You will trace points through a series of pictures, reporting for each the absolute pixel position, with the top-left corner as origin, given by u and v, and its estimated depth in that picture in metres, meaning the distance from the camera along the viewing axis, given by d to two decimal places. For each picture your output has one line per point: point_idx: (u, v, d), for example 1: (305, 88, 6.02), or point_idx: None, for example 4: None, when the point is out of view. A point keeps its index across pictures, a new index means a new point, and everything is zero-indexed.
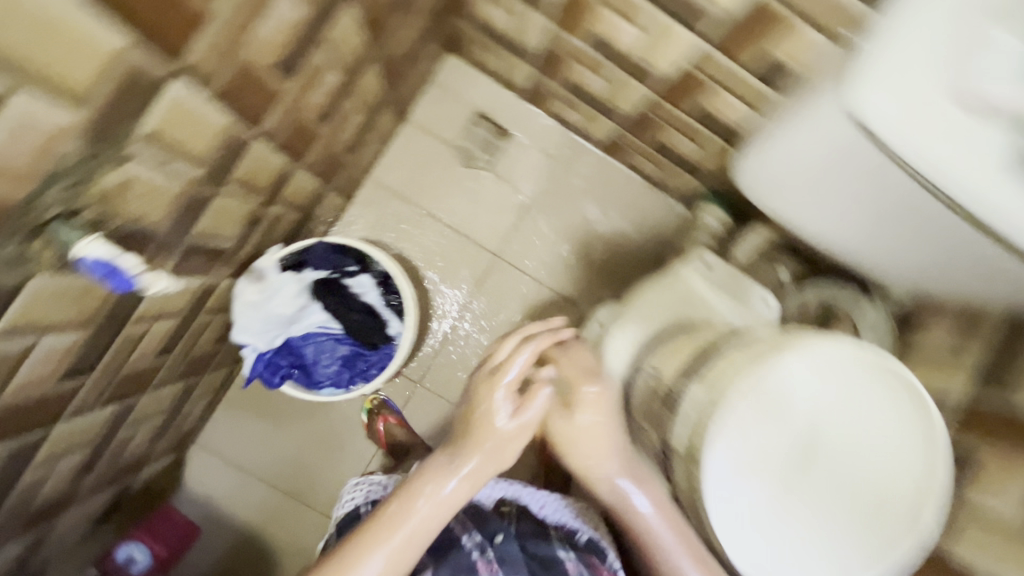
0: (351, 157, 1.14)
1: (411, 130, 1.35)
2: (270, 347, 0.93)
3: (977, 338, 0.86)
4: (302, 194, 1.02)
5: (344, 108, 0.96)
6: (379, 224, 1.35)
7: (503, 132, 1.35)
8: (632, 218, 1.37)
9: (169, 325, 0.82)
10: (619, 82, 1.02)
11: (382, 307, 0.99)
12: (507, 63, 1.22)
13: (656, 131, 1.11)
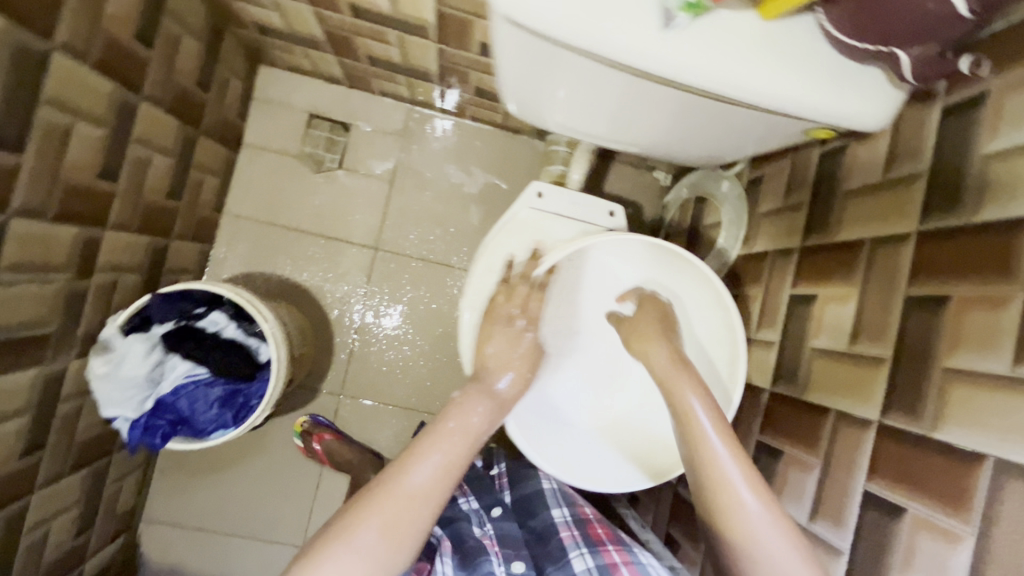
0: (186, 202, 1.13)
1: (247, 154, 1.30)
2: (141, 410, 0.92)
3: (801, 186, 0.86)
4: (134, 254, 1.01)
5: (134, 156, 0.93)
6: (251, 257, 1.31)
7: (342, 126, 1.33)
8: (492, 170, 1.34)
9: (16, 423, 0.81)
10: (399, 51, 1.02)
11: (242, 338, 1.00)
12: (316, 61, 1.20)
13: (461, 82, 1.11)
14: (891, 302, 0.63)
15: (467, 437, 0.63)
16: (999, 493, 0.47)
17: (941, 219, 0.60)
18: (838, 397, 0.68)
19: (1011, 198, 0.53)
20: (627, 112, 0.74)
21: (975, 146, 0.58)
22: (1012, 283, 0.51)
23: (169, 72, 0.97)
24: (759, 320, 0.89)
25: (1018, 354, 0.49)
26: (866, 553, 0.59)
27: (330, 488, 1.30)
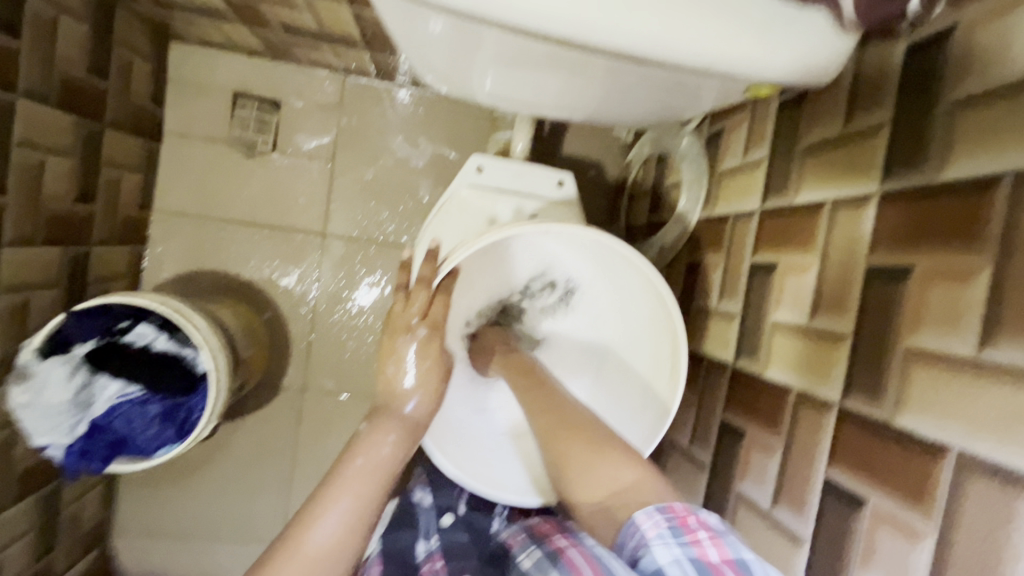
0: (102, 202, 1.03)
1: (170, 144, 1.18)
2: (73, 435, 0.85)
3: (763, 140, 0.78)
4: (45, 268, 0.92)
5: (21, 161, 0.84)
6: (188, 257, 1.19)
7: (272, 104, 1.19)
8: (439, 140, 1.23)
9: None
10: (308, 15, 0.90)
11: (176, 349, 0.94)
12: (227, 33, 1.07)
13: (386, 48, 1.00)
14: (853, 274, 0.57)
15: (383, 465, 0.58)
16: (960, 489, 0.43)
17: (903, 178, 0.53)
18: (803, 378, 0.63)
19: (979, 152, 0.46)
20: (544, 83, 0.67)
21: (942, 90, 0.51)
22: (978, 253, 0.45)
23: (49, 61, 0.86)
24: (721, 291, 0.83)
25: (984, 335, 0.43)
26: (825, 545, 0.55)
27: (304, 487, 1.27)
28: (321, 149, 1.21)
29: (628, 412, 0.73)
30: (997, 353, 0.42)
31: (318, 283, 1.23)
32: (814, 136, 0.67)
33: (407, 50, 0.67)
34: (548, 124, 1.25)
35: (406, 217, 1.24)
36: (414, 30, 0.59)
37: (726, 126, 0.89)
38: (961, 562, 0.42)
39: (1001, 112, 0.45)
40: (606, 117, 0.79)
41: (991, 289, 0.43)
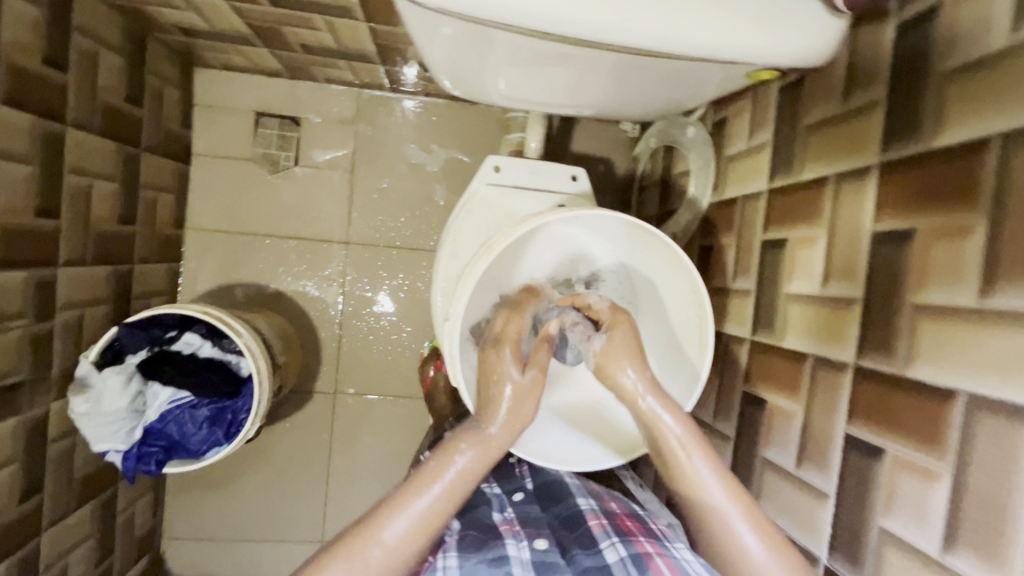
0: (142, 222, 1.10)
1: (199, 164, 1.24)
2: (131, 441, 0.91)
3: (766, 123, 0.82)
4: (96, 287, 0.98)
5: (71, 186, 0.90)
6: (222, 270, 1.25)
7: (292, 121, 1.26)
8: (452, 145, 1.28)
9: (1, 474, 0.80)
10: (327, 33, 0.96)
11: (220, 354, 0.99)
12: (249, 56, 1.13)
13: (400, 60, 1.05)
14: (861, 241, 0.61)
15: (451, 485, 0.60)
16: (972, 426, 0.46)
17: (900, 148, 0.57)
18: (819, 343, 0.66)
19: (968, 118, 0.50)
20: (557, 79, 0.71)
21: (930, 64, 0.55)
22: (973, 210, 0.48)
23: (92, 93, 0.92)
24: (735, 270, 0.86)
25: (984, 284, 0.47)
26: (850, 496, 0.59)
27: (342, 486, 1.31)
28: (340, 160, 1.27)
29: (664, 375, 0.77)
30: (997, 300, 0.46)
31: (345, 289, 1.28)
32: (815, 115, 0.71)
33: (427, 56, 0.71)
34: (555, 124, 1.30)
35: (424, 222, 1.29)
36: (435, 39, 0.64)
37: (729, 113, 0.93)
38: (975, 493, 0.46)
39: (986, 79, 0.49)
40: (615, 111, 0.83)
41: (987, 242, 0.47)
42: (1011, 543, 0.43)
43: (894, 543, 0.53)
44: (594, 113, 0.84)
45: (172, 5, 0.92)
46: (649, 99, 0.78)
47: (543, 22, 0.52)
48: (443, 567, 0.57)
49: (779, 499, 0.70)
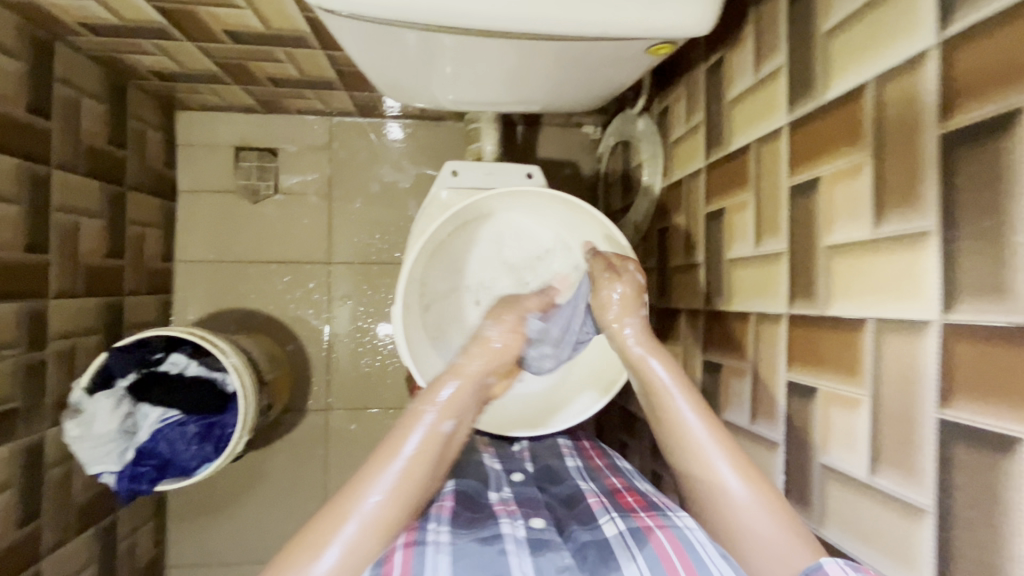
0: (130, 257, 1.15)
1: (185, 200, 1.31)
2: (124, 462, 0.94)
3: (699, 106, 0.87)
4: (87, 319, 1.03)
5: (58, 224, 0.96)
6: (211, 299, 1.30)
7: (269, 151, 1.33)
8: (422, 163, 1.35)
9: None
10: (289, 64, 1.03)
11: (205, 371, 1.03)
12: (222, 94, 1.21)
13: (361, 84, 1.12)
14: (781, 198, 0.64)
15: (439, 432, 0.58)
16: (880, 348, 0.49)
17: (802, 106, 0.61)
18: (757, 301, 0.69)
19: (850, 69, 0.54)
20: (507, 72, 0.70)
21: (817, 26, 0.59)
22: (861, 149, 0.52)
23: (74, 137, 0.99)
24: (687, 246, 0.90)
25: (876, 214, 0.50)
26: (796, 441, 0.60)
27: None
28: (317, 185, 1.33)
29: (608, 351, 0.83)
30: (888, 226, 0.48)
31: (331, 307, 1.33)
32: (736, 90, 0.75)
33: (367, 69, 0.70)
34: (520, 133, 1.36)
35: (402, 237, 1.34)
36: (377, 49, 0.64)
37: (669, 102, 0.98)
38: (889, 411, 0.48)
39: (859, 31, 0.53)
40: (566, 104, 0.82)
41: (874, 176, 0.50)
42: (921, 451, 0.45)
43: (833, 476, 0.54)
44: (547, 107, 0.83)
45: (144, 51, 1.00)
46: (591, 95, 0.78)
47: (471, 18, 0.53)
48: (435, 541, 0.53)
49: None
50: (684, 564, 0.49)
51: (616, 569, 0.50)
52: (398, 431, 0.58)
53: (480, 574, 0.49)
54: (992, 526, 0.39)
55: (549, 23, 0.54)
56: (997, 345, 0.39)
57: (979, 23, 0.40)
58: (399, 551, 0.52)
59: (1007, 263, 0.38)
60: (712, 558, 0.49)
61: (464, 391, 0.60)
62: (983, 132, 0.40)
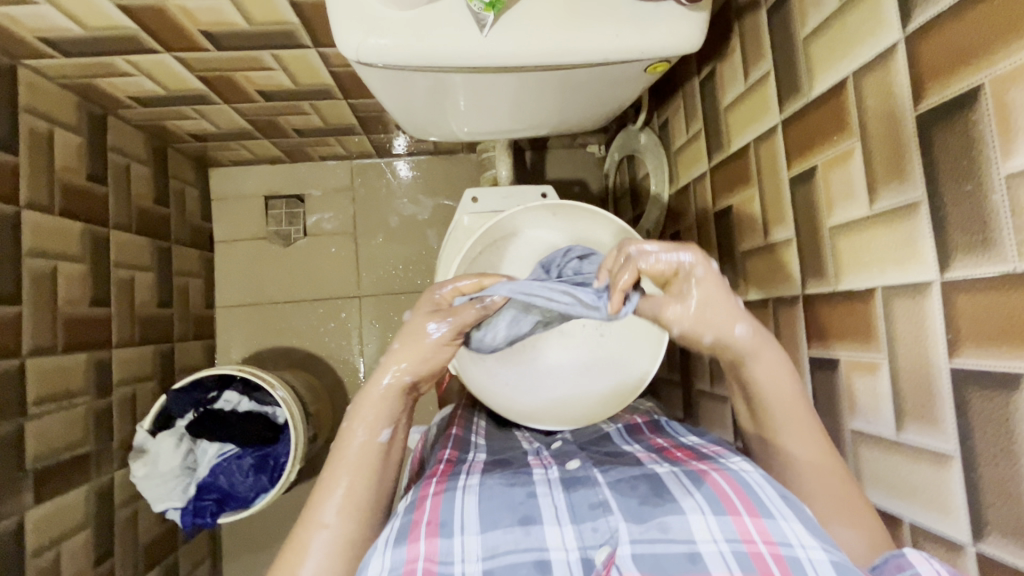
0: (177, 306, 1.23)
1: (222, 249, 1.40)
2: (187, 497, 0.99)
3: (696, 114, 0.93)
4: (144, 365, 1.11)
5: (117, 279, 1.05)
6: (252, 339, 1.38)
7: (297, 198, 1.42)
8: (439, 194, 1.43)
9: (77, 536, 0.89)
10: (315, 116, 1.13)
11: (256, 406, 1.10)
12: (253, 148, 1.30)
13: (380, 127, 1.21)
14: (783, 189, 0.69)
15: (372, 441, 0.61)
16: (890, 312, 0.53)
17: (792, 105, 0.66)
18: (773, 287, 0.73)
19: (831, 68, 0.60)
20: (520, 100, 0.77)
21: (797, 33, 0.65)
22: (850, 135, 0.57)
23: (126, 200, 1.09)
24: (700, 245, 0.95)
25: (871, 192, 0.55)
26: (825, 412, 0.64)
27: None
28: (342, 224, 1.41)
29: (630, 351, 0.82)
30: (883, 201, 0.53)
31: (364, 338, 1.39)
32: (729, 96, 0.81)
33: (393, 112, 0.78)
34: (529, 158, 1.43)
35: (425, 265, 1.41)
36: (405, 91, 0.71)
37: (669, 114, 1.04)
38: (907, 368, 0.52)
39: (836, 33, 0.59)
40: (573, 124, 0.89)
41: (865, 158, 0.55)
42: (939, 401, 0.48)
43: (864, 439, 0.58)
44: (555, 129, 0.90)
45: (185, 116, 1.10)
46: (596, 114, 0.85)
47: (495, 58, 0.59)
48: (464, 485, 0.57)
49: None
50: (741, 497, 0.51)
51: (668, 500, 0.52)
52: (340, 442, 0.62)
53: (508, 517, 0.53)
54: (1012, 458, 0.43)
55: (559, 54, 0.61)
56: (991, 293, 0.43)
57: (937, 17, 0.46)
58: (429, 497, 0.55)
59: (990, 219, 0.43)
60: (773, 500, 0.50)
61: (386, 398, 0.63)
62: (954, 109, 0.45)
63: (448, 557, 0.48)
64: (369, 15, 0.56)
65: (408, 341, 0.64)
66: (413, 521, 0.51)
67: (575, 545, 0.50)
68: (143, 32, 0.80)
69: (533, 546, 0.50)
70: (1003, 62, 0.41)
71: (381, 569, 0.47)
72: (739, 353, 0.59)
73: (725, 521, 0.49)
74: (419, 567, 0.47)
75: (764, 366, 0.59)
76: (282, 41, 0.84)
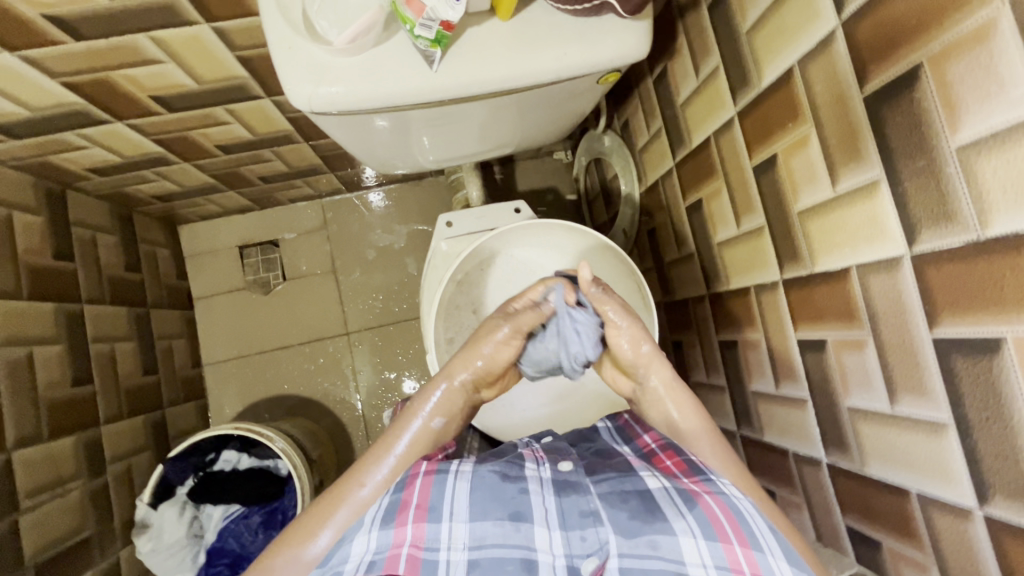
0: (162, 370, 1.21)
1: (201, 306, 1.38)
2: (196, 565, 0.99)
3: (655, 113, 0.94)
4: (136, 437, 1.08)
5: (97, 353, 1.03)
6: (245, 392, 1.36)
7: (272, 243, 1.40)
8: (413, 221, 1.42)
9: None
10: (278, 161, 1.12)
11: (256, 463, 1.05)
12: (220, 201, 1.29)
13: (344, 164, 1.21)
14: (748, 178, 0.70)
15: (429, 433, 0.66)
16: (867, 288, 0.54)
17: (745, 97, 0.68)
18: (753, 273, 0.74)
19: (775, 58, 0.61)
20: (479, 125, 0.77)
21: (739, 27, 0.67)
22: (804, 121, 0.58)
23: (96, 272, 1.07)
24: (676, 240, 0.95)
25: (832, 175, 0.56)
26: (819, 393, 0.64)
27: None
28: (319, 263, 1.40)
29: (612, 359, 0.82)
30: (845, 183, 0.54)
31: (356, 374, 1.38)
32: (684, 93, 0.83)
33: (355, 152, 0.78)
34: (498, 173, 1.44)
35: (409, 294, 1.40)
36: (362, 133, 0.70)
37: (628, 115, 1.05)
38: (891, 342, 0.52)
39: (776, 24, 0.60)
40: (537, 139, 0.89)
41: (821, 143, 0.56)
42: (927, 372, 0.49)
43: (861, 416, 0.58)
44: (520, 146, 0.90)
45: (146, 180, 1.08)
46: (557, 126, 0.85)
47: (449, 92, 0.59)
48: (457, 470, 0.58)
49: (776, 423, 0.74)
50: (733, 525, 0.52)
51: (661, 519, 0.53)
52: (400, 423, 0.66)
53: (497, 516, 0.55)
54: (1002, 421, 0.43)
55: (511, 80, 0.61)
56: (960, 263, 0.44)
57: (869, 2, 0.48)
58: (420, 477, 0.57)
59: (948, 192, 0.44)
60: (764, 534, 0.52)
61: (454, 395, 0.69)
62: (898, 89, 0.47)
63: (435, 543, 0.53)
64: (317, 67, 0.56)
65: (481, 345, 0.70)
66: (402, 501, 0.55)
67: (562, 551, 0.53)
68: (93, 106, 0.79)
69: (519, 543, 0.53)
70: (937, 42, 0.43)
71: (366, 550, 0.52)
72: (648, 389, 0.71)
73: (716, 547, 0.51)
74: (403, 552, 0.52)
75: (678, 410, 0.70)
76: (234, 95, 0.83)
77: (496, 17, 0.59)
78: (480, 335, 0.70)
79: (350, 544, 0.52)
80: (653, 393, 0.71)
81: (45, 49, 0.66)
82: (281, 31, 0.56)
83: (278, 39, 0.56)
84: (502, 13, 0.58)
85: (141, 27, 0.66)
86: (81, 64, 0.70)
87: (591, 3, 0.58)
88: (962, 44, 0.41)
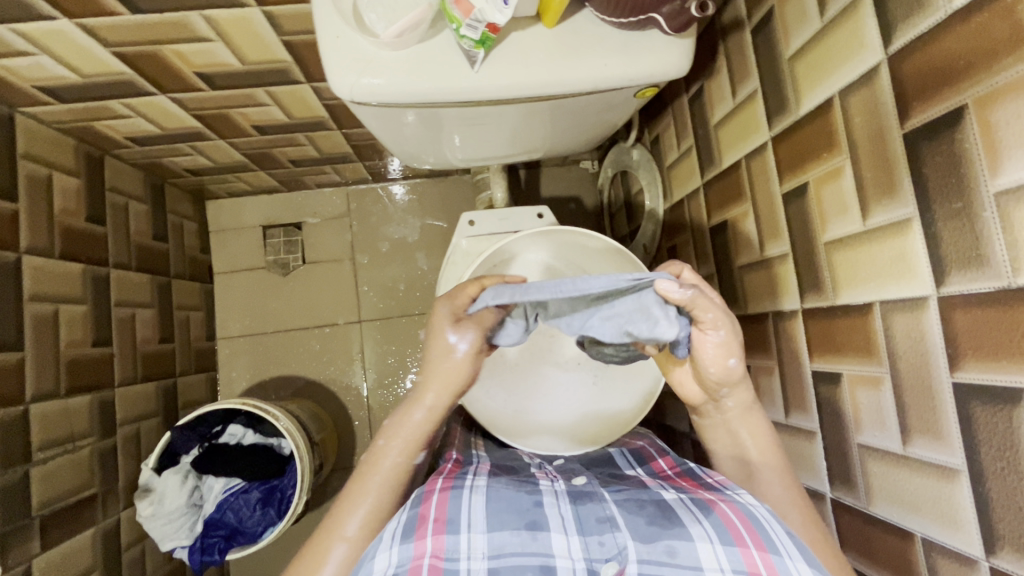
0: (178, 339, 1.23)
1: (220, 280, 1.40)
2: (191, 535, 0.99)
3: (687, 130, 0.94)
4: (148, 402, 1.11)
5: (119, 317, 1.05)
6: (255, 368, 1.38)
7: (295, 226, 1.42)
8: (434, 216, 1.43)
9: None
10: (309, 146, 1.14)
11: (258, 441, 1.08)
12: (249, 180, 1.31)
13: (373, 155, 1.22)
14: (778, 203, 0.70)
15: (403, 474, 0.64)
16: (890, 325, 0.53)
17: (781, 125, 0.67)
18: (772, 301, 0.73)
19: (816, 88, 0.61)
20: (511, 129, 0.78)
21: (781, 56, 0.67)
22: (838, 153, 0.58)
23: (124, 235, 1.09)
24: (698, 259, 0.94)
25: (863, 209, 0.56)
26: (830, 427, 0.63)
27: None
28: (339, 248, 1.41)
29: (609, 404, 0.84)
30: (876, 218, 0.54)
31: (363, 361, 1.39)
32: (719, 114, 0.82)
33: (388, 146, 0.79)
34: (523, 176, 1.44)
35: (423, 286, 1.41)
36: (397, 127, 0.71)
37: (659, 130, 1.05)
38: (908, 381, 0.52)
39: (819, 53, 0.60)
40: (566, 147, 0.89)
41: (855, 177, 0.56)
42: (944, 418, 0.49)
43: (871, 452, 0.57)
44: (549, 153, 0.90)
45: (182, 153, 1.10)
46: (586, 135, 0.84)
47: (487, 93, 0.60)
48: (471, 485, 0.59)
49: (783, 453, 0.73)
50: (750, 531, 0.51)
51: (677, 525, 0.52)
52: (366, 467, 0.64)
53: (513, 525, 0.54)
54: (1019, 472, 0.43)
55: (551, 85, 0.61)
56: (989, 307, 0.44)
57: (917, 39, 0.48)
58: (435, 493, 0.57)
59: (982, 237, 0.44)
60: (782, 537, 0.50)
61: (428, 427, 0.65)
62: (940, 127, 0.46)
63: (455, 554, 0.50)
64: (362, 57, 0.58)
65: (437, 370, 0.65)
66: (420, 516, 0.53)
67: (582, 555, 0.51)
68: (139, 77, 0.81)
69: (538, 551, 0.51)
70: (983, 84, 0.43)
71: (389, 564, 0.49)
72: (721, 408, 0.68)
73: (734, 551, 0.49)
74: (425, 562, 0.49)
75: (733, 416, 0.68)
76: (277, 78, 0.85)
77: (542, 25, 0.60)
78: (434, 353, 0.65)
79: (373, 562, 0.50)
80: (726, 418, 0.68)
81: (101, 19, 0.68)
82: (330, 19, 0.58)
83: (328, 27, 0.58)
84: (548, 20, 0.59)
85: (194, 5, 0.68)
86: (134, 35, 0.72)
87: (638, 17, 0.58)
88: (1009, 89, 0.41)
